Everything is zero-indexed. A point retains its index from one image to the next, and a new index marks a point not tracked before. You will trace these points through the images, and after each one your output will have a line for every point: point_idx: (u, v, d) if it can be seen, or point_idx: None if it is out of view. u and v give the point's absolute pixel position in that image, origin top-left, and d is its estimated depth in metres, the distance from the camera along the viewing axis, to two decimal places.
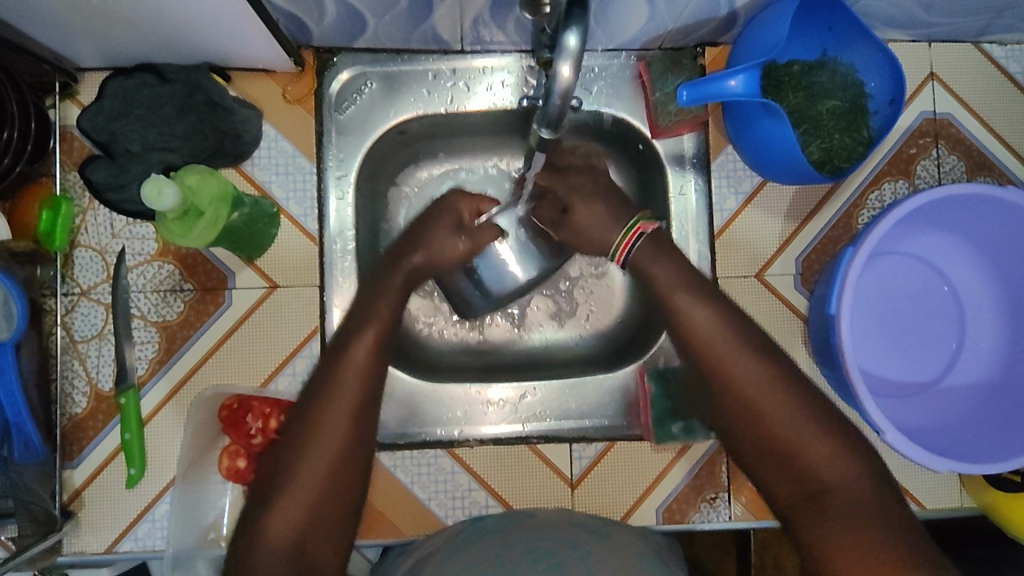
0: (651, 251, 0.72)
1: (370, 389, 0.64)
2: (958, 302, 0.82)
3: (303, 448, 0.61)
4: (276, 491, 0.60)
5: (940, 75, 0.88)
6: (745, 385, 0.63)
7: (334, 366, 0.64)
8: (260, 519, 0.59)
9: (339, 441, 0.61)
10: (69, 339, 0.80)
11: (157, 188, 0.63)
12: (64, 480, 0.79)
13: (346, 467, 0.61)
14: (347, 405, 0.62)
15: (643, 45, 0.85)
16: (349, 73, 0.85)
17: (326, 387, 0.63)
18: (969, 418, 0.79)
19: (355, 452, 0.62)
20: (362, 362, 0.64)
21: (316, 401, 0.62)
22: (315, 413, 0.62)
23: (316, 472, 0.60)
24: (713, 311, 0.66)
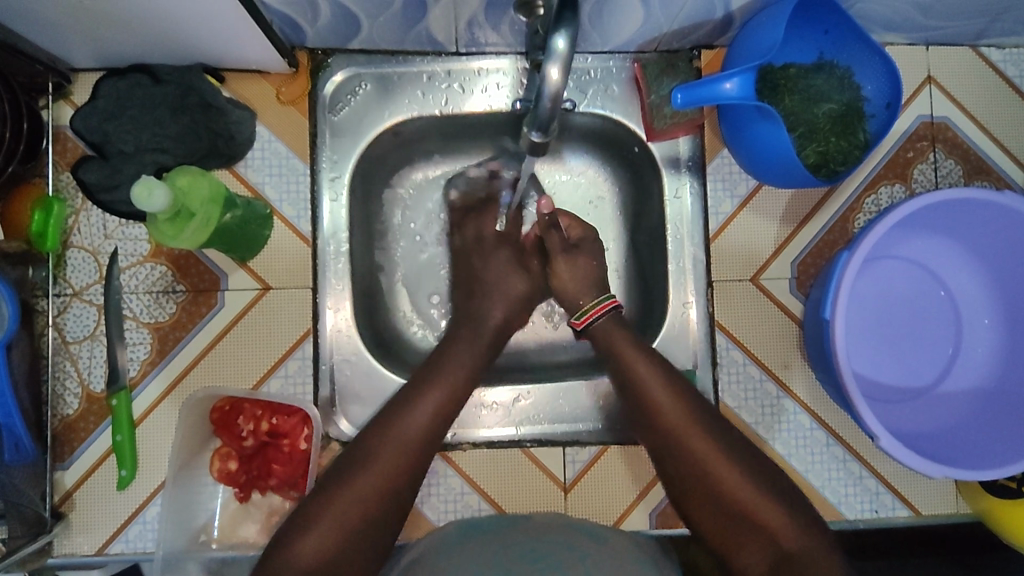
0: (621, 328, 0.75)
1: (433, 438, 0.65)
2: (954, 307, 0.82)
3: (354, 475, 0.61)
4: (319, 509, 0.59)
5: (937, 78, 0.88)
6: (709, 462, 0.64)
7: (397, 410, 0.65)
8: (298, 534, 0.58)
9: (381, 479, 0.61)
10: (61, 340, 0.80)
11: (146, 189, 0.62)
12: (55, 481, 0.79)
13: (389, 503, 0.61)
14: (407, 444, 0.63)
15: (638, 48, 0.85)
16: (343, 75, 0.85)
17: (387, 426, 0.64)
18: (965, 424, 0.79)
19: (401, 486, 0.62)
20: (425, 412, 0.65)
21: (372, 439, 0.63)
22: (373, 445, 0.63)
23: (361, 498, 0.60)
24: (672, 391, 0.68)
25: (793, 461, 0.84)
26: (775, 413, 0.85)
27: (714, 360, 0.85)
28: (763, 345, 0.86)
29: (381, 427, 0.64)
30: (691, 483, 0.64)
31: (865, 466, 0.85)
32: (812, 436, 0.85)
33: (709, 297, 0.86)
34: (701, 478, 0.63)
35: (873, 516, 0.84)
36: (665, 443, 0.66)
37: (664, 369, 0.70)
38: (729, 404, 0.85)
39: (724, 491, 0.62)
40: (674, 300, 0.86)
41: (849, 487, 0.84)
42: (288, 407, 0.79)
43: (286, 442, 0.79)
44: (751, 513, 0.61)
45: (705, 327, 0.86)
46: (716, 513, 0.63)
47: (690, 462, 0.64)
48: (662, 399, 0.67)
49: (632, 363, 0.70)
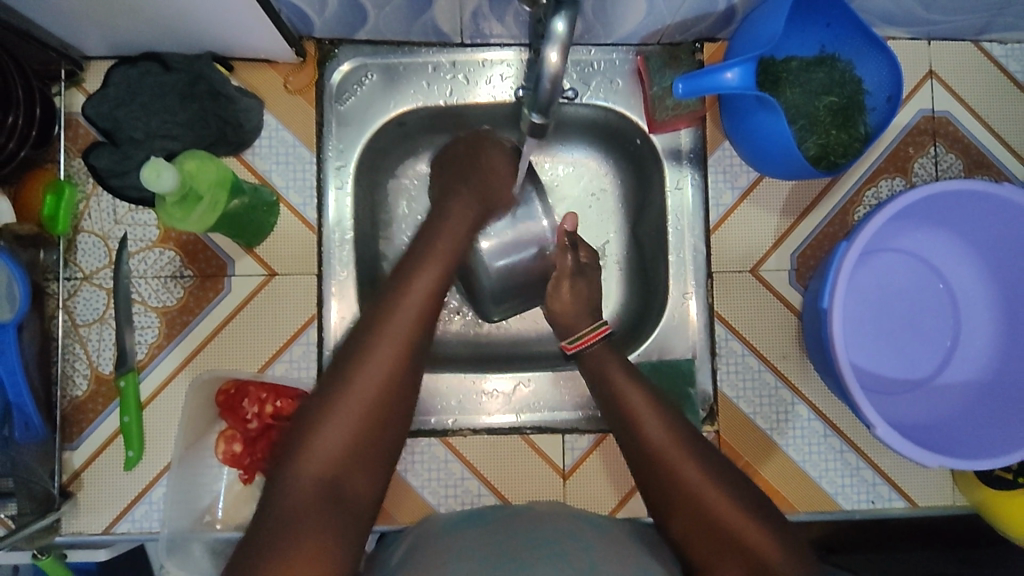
0: (614, 355, 0.76)
1: (425, 320, 0.66)
2: (952, 299, 0.82)
3: (349, 381, 0.61)
4: (323, 410, 0.60)
5: (939, 73, 0.88)
6: (700, 487, 0.65)
7: (387, 304, 0.66)
8: (302, 445, 0.59)
9: (387, 370, 0.62)
10: (71, 323, 0.81)
11: (155, 171, 0.63)
12: (63, 461, 0.80)
13: (394, 399, 0.62)
14: (399, 330, 0.64)
15: (642, 40, 0.86)
16: (349, 65, 0.86)
17: (380, 322, 0.64)
18: (962, 415, 0.79)
19: (400, 392, 0.62)
20: (416, 299, 0.66)
21: (371, 332, 0.64)
22: (365, 346, 0.63)
23: (359, 407, 0.60)
24: (660, 420, 0.69)
25: (791, 451, 0.85)
26: (774, 403, 0.85)
27: (713, 350, 0.86)
28: (762, 336, 0.86)
29: (373, 325, 0.64)
30: (681, 501, 0.65)
31: (863, 457, 0.85)
32: (810, 426, 0.85)
33: (709, 287, 0.87)
34: (689, 499, 0.64)
35: (869, 506, 0.85)
36: (652, 472, 0.67)
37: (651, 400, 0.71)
38: (728, 394, 0.85)
39: (716, 514, 0.63)
40: (674, 291, 0.87)
41: (846, 477, 0.85)
42: (293, 390, 0.81)
43: (290, 425, 0.80)
44: (739, 535, 0.62)
45: (704, 318, 0.87)
46: (704, 533, 0.63)
47: (679, 485, 0.65)
48: (653, 427, 0.69)
49: (625, 390, 0.72)
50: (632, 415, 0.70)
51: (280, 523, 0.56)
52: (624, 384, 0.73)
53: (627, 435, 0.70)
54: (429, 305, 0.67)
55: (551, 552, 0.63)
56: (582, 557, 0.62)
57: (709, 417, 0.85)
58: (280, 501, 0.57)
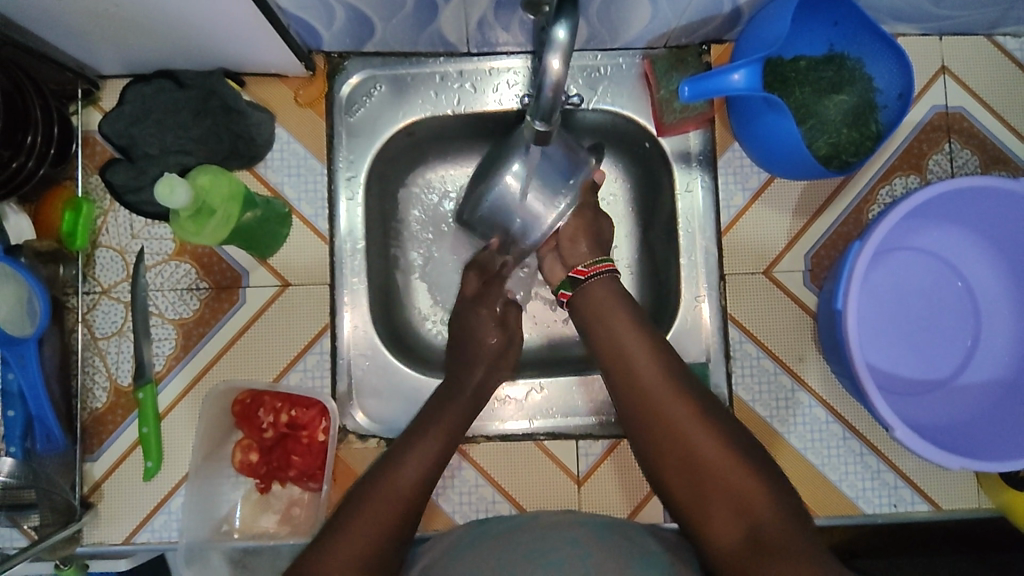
0: (611, 293, 0.78)
1: (428, 475, 0.67)
2: (972, 297, 0.81)
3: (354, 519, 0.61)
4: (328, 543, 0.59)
5: (952, 68, 0.87)
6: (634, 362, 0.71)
7: (393, 462, 0.67)
8: (318, 558, 0.58)
9: (388, 520, 0.61)
10: (90, 336, 0.83)
11: (168, 187, 0.65)
12: (84, 472, 0.82)
13: (389, 553, 0.60)
14: (407, 482, 0.65)
15: (648, 44, 0.86)
16: (358, 77, 0.87)
17: (378, 486, 0.64)
18: (984, 416, 0.78)
19: (402, 534, 0.62)
20: (423, 453, 0.68)
21: (375, 482, 0.65)
22: (370, 491, 0.64)
23: (371, 533, 0.60)
24: (656, 366, 0.70)
25: (809, 454, 0.84)
26: (790, 406, 0.84)
27: (727, 353, 0.85)
28: (776, 338, 0.85)
29: (378, 477, 0.65)
30: (665, 440, 0.67)
31: (884, 460, 0.84)
32: (827, 428, 0.84)
33: (721, 290, 0.86)
34: (674, 439, 0.66)
35: (891, 510, 0.83)
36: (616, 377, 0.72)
37: (648, 342, 0.73)
38: (743, 397, 0.85)
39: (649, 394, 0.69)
40: (685, 294, 0.87)
41: (866, 481, 0.83)
42: (307, 400, 0.81)
43: (305, 434, 0.81)
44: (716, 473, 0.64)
45: (717, 321, 0.86)
46: (680, 465, 0.66)
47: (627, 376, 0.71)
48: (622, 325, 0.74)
49: (618, 332, 0.73)
50: (627, 359, 0.71)
51: None
52: (623, 335, 0.73)
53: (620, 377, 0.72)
54: (426, 477, 0.66)
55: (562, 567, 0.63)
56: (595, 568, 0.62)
57: None
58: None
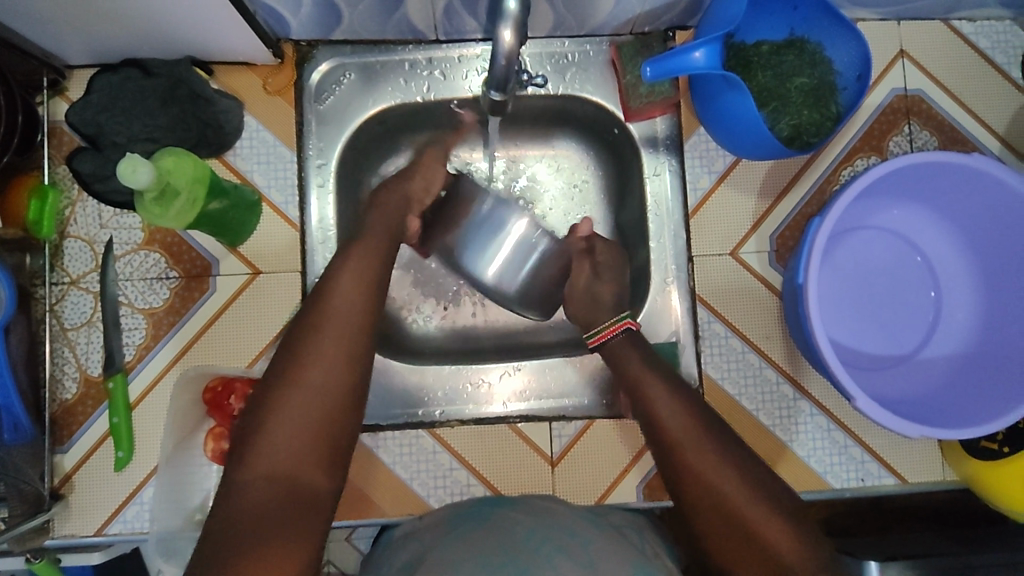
0: (635, 351, 0.76)
1: (359, 326, 0.62)
2: (932, 272, 0.83)
3: (296, 372, 0.58)
4: (273, 403, 0.57)
5: (910, 52, 0.89)
6: (657, 402, 0.68)
7: (322, 297, 0.64)
8: (262, 432, 0.56)
9: (333, 367, 0.59)
10: (58, 327, 0.82)
11: (131, 167, 0.65)
12: (54, 464, 0.81)
13: (346, 400, 0.59)
14: (339, 338, 0.61)
15: (614, 30, 0.87)
16: (327, 65, 0.87)
17: (314, 328, 0.61)
18: (946, 388, 0.80)
19: (349, 396, 0.59)
20: (349, 309, 0.63)
21: (308, 324, 0.62)
22: (299, 356, 0.59)
23: (317, 380, 0.58)
24: (683, 416, 0.66)
25: (777, 431, 0.85)
26: (759, 384, 0.86)
27: (696, 334, 0.86)
28: (743, 318, 0.86)
29: (301, 340, 0.60)
30: (692, 484, 0.61)
31: (851, 435, 0.85)
32: (795, 405, 0.85)
33: (689, 271, 0.87)
34: (699, 481, 0.61)
35: (860, 485, 0.85)
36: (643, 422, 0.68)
37: (667, 384, 0.70)
38: (712, 376, 0.86)
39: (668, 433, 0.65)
40: (654, 276, 0.88)
41: (834, 456, 0.85)
42: None
43: None
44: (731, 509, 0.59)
45: (686, 302, 0.87)
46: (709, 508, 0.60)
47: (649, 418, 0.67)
48: (642, 371, 0.72)
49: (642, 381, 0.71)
50: (650, 410, 0.68)
51: (239, 534, 0.52)
52: (648, 380, 0.71)
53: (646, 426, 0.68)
54: (362, 310, 0.64)
55: (533, 549, 0.63)
56: (567, 551, 0.63)
57: None
58: (229, 505, 0.54)
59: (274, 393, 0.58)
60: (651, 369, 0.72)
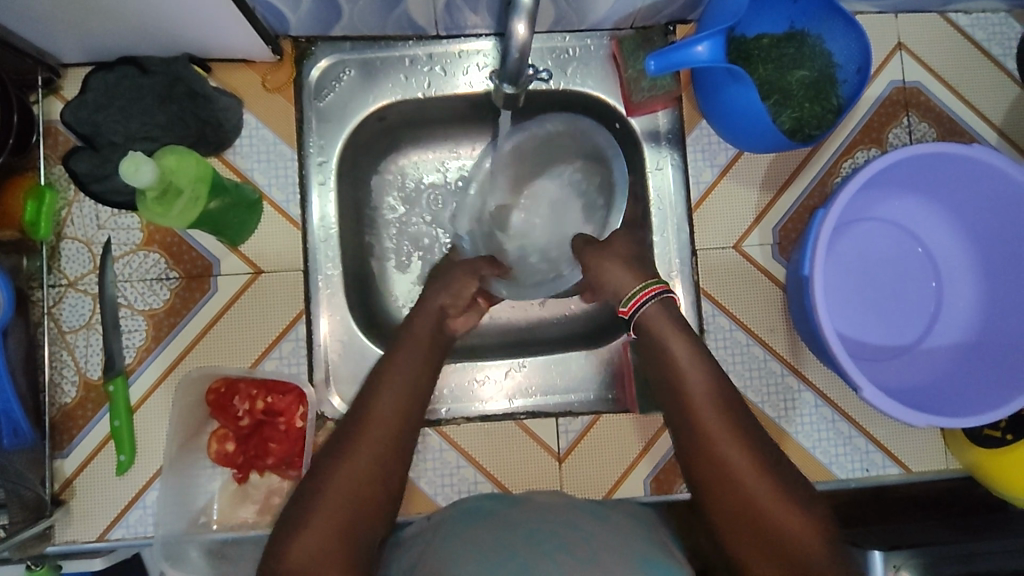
0: (669, 319, 0.72)
1: (405, 423, 0.65)
2: (933, 262, 0.84)
3: (336, 468, 0.60)
4: (313, 502, 0.58)
5: (908, 44, 0.90)
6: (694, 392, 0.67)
7: (368, 397, 0.66)
8: (298, 529, 0.57)
9: (371, 464, 0.61)
10: (57, 329, 0.81)
11: (134, 164, 0.64)
12: (55, 469, 0.80)
13: (379, 498, 0.60)
14: (383, 432, 0.63)
15: (615, 24, 0.87)
16: (327, 61, 0.87)
17: (359, 427, 0.63)
18: (950, 377, 0.80)
19: (380, 497, 0.60)
20: (392, 409, 0.65)
21: (352, 426, 0.64)
22: (342, 453, 0.61)
23: (356, 480, 0.60)
24: (718, 406, 0.66)
25: (783, 423, 0.85)
26: (763, 375, 0.86)
27: (701, 327, 0.86)
28: (748, 310, 0.87)
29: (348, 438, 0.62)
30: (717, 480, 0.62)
31: (855, 425, 0.86)
32: (800, 397, 0.86)
33: (693, 265, 0.88)
34: (723, 479, 0.62)
35: (864, 474, 0.85)
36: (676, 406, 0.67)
37: (711, 384, 0.68)
38: None
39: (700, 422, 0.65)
40: (659, 270, 0.88)
41: (838, 446, 0.85)
42: (283, 385, 0.81)
43: (282, 420, 0.81)
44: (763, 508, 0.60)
45: (690, 295, 0.87)
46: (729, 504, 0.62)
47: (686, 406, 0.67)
48: (679, 350, 0.70)
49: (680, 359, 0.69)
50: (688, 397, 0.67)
51: None
52: (684, 362, 0.68)
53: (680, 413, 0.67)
54: (404, 412, 0.65)
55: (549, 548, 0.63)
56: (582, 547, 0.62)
57: None
58: None
59: (314, 492, 0.59)
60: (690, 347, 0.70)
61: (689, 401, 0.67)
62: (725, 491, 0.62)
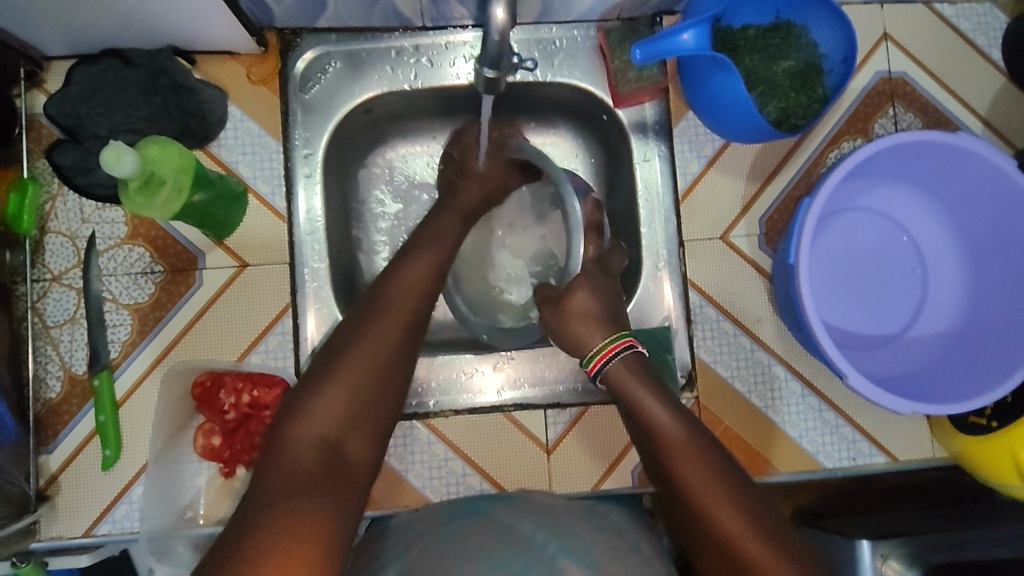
0: (639, 379, 0.72)
1: (416, 311, 0.71)
2: (918, 251, 0.84)
3: (353, 347, 0.66)
4: (332, 369, 0.64)
5: (893, 35, 0.90)
6: (679, 454, 0.66)
7: (387, 283, 0.72)
8: (314, 393, 0.63)
9: (386, 359, 0.66)
10: (41, 324, 0.80)
11: (115, 154, 0.63)
12: (39, 465, 0.79)
13: (389, 378, 0.66)
14: (397, 320, 0.69)
15: (601, 15, 0.87)
16: (313, 53, 0.86)
17: (374, 312, 0.69)
18: (935, 365, 0.81)
19: (393, 379, 0.66)
20: (410, 298, 0.71)
21: (369, 310, 0.69)
22: (360, 334, 0.67)
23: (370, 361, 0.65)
24: (708, 475, 0.64)
25: (769, 412, 0.85)
26: (750, 365, 0.86)
27: (688, 318, 0.87)
28: (735, 301, 0.87)
29: (364, 319, 0.68)
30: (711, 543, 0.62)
31: (841, 415, 0.86)
32: (788, 387, 0.86)
33: (681, 256, 0.88)
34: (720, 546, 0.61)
35: (851, 464, 0.85)
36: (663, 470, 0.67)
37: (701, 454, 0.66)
38: (705, 359, 0.86)
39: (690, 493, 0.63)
40: (646, 263, 0.88)
41: (826, 436, 0.85)
42: (270, 378, 0.80)
43: (268, 414, 0.80)
44: (759, 565, 0.59)
45: (678, 286, 0.87)
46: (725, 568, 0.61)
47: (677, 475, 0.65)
48: (658, 411, 0.69)
49: (660, 425, 0.68)
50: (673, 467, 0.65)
51: (282, 479, 0.58)
52: (663, 426, 0.68)
53: (663, 472, 0.67)
54: (421, 300, 0.72)
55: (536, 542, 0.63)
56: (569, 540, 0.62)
57: (689, 384, 0.86)
58: (277, 463, 0.59)
59: (333, 360, 0.65)
60: (665, 409, 0.69)
61: (671, 459, 0.66)
62: (717, 548, 0.61)
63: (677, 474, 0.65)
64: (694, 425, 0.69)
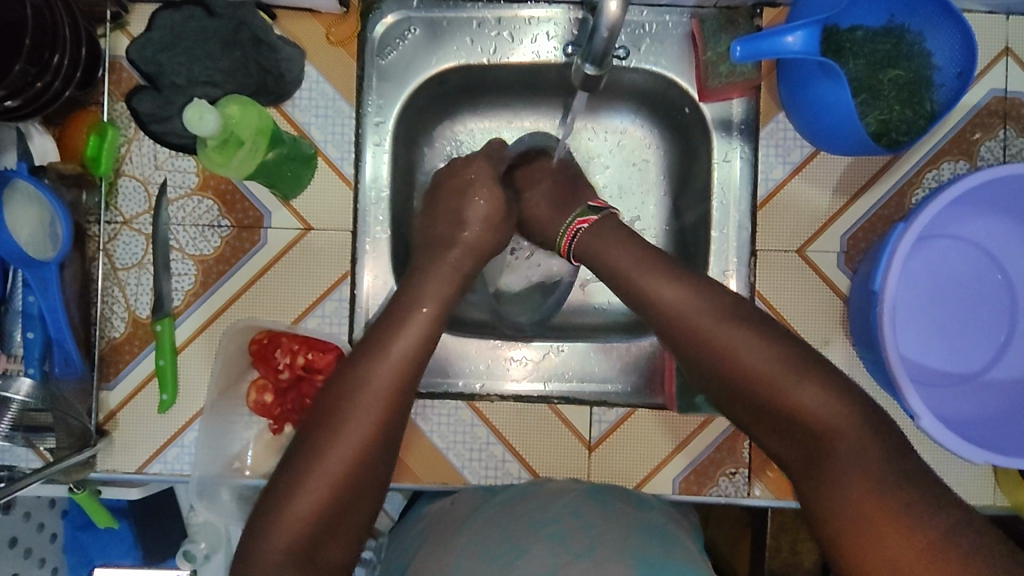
0: (604, 239, 0.75)
1: (399, 396, 0.63)
2: (1012, 291, 0.79)
3: (325, 444, 0.60)
4: (303, 473, 0.58)
5: (1016, 51, 0.83)
6: (701, 322, 0.65)
7: (370, 347, 0.65)
8: (284, 496, 0.58)
9: (360, 447, 0.60)
10: (110, 266, 0.83)
11: (198, 113, 0.65)
12: (100, 400, 0.82)
13: (369, 474, 0.61)
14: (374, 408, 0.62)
15: (697, 2, 0.83)
16: (393, 17, 0.84)
17: (351, 396, 0.62)
18: (1010, 413, 0.76)
19: (374, 470, 0.61)
20: (391, 368, 0.64)
21: (343, 389, 0.62)
22: (331, 429, 0.60)
23: (346, 455, 0.59)
24: (741, 334, 0.64)
25: None
26: None
27: None
28: (803, 319, 0.83)
29: (340, 403, 0.62)
30: (746, 388, 0.62)
31: None
32: None
33: (751, 266, 0.84)
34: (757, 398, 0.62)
35: None
36: (686, 341, 0.65)
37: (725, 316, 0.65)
38: None
39: (715, 345, 0.64)
40: (714, 268, 0.85)
41: None
42: (324, 344, 0.81)
43: (320, 378, 0.81)
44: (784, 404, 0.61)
45: (744, 296, 0.84)
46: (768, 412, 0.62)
47: (704, 343, 0.64)
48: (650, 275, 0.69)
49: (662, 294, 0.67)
50: (696, 329, 0.65)
51: None
52: (663, 293, 0.67)
53: (685, 342, 0.66)
54: (406, 369, 0.65)
55: None
56: None
57: None
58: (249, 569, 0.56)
59: (305, 463, 0.59)
60: (697, 305, 0.66)
61: (686, 325, 0.65)
62: (743, 397, 0.63)
63: (704, 342, 0.64)
64: (727, 306, 0.66)
